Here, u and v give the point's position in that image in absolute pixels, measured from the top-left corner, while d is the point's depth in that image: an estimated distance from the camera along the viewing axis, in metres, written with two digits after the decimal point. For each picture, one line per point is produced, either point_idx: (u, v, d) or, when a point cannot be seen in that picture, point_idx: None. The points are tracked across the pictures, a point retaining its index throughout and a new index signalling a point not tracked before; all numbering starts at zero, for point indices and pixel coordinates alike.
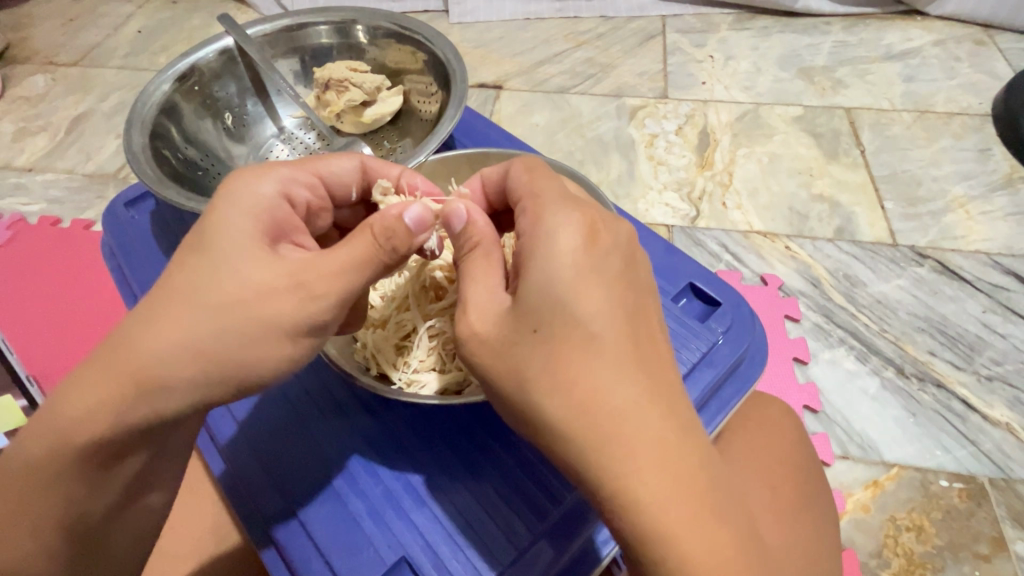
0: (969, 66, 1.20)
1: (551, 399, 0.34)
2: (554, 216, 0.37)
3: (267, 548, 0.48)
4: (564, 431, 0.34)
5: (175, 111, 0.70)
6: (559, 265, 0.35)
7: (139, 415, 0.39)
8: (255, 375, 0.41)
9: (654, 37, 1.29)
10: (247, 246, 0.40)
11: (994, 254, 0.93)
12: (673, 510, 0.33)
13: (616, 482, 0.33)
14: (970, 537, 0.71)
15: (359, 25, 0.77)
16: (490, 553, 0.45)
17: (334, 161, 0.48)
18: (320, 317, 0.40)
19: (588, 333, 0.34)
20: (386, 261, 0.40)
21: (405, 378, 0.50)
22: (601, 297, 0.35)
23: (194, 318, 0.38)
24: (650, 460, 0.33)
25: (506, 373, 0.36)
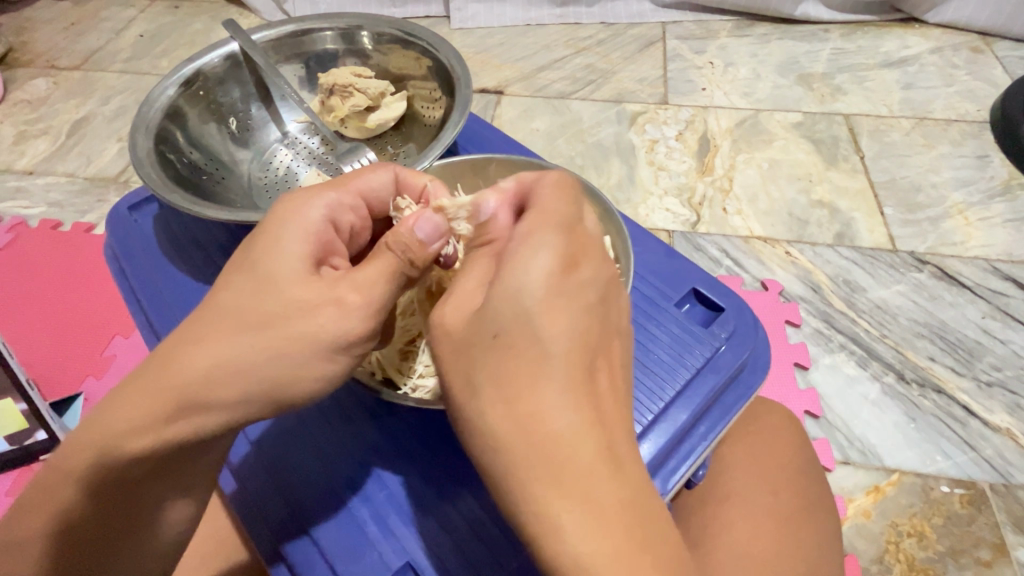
0: (966, 73, 1.21)
1: (495, 407, 0.33)
2: (531, 233, 0.36)
3: (278, 565, 0.48)
4: (502, 443, 0.32)
5: (181, 116, 0.71)
6: (529, 282, 0.34)
7: (178, 430, 0.39)
8: (295, 394, 0.40)
9: (654, 44, 1.30)
10: (291, 263, 0.40)
11: (992, 260, 0.93)
12: (592, 553, 0.29)
13: (542, 512, 0.31)
14: (971, 543, 0.71)
15: (364, 31, 0.77)
16: (495, 559, 0.46)
17: (370, 175, 0.47)
18: (357, 332, 0.40)
19: (544, 353, 0.33)
20: (406, 273, 0.41)
21: (411, 384, 0.51)
22: (563, 319, 0.33)
23: (241, 334, 0.38)
24: (579, 494, 0.30)
25: (459, 378, 0.35)
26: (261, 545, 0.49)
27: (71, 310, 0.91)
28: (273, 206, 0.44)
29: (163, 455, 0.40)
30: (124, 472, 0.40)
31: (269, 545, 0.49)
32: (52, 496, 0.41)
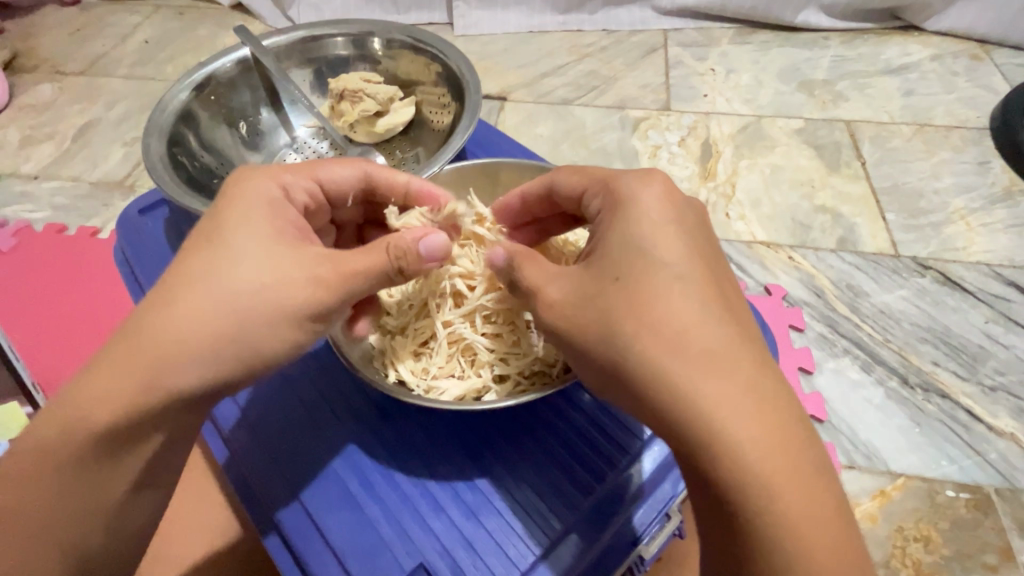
0: (966, 81, 1.22)
1: (640, 337, 0.37)
2: (623, 186, 0.43)
3: (269, 534, 0.49)
4: (655, 368, 0.36)
5: (193, 119, 0.72)
6: (641, 223, 0.41)
7: (150, 395, 0.40)
8: (267, 355, 0.42)
9: (656, 50, 1.31)
10: (265, 236, 0.43)
11: (994, 265, 0.94)
12: (746, 435, 0.35)
13: (712, 421, 0.35)
14: (977, 547, 0.71)
15: (375, 37, 0.79)
16: (510, 559, 0.45)
17: (335, 168, 0.51)
18: (330, 305, 0.43)
19: (673, 275, 0.38)
20: (391, 276, 0.44)
21: (425, 384, 0.51)
22: (681, 246, 0.40)
23: (212, 297, 0.41)
24: (741, 393, 0.35)
25: (592, 322, 0.39)
26: (256, 515, 0.50)
27: (74, 313, 0.91)
28: (224, 184, 0.46)
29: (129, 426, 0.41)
30: (98, 445, 0.40)
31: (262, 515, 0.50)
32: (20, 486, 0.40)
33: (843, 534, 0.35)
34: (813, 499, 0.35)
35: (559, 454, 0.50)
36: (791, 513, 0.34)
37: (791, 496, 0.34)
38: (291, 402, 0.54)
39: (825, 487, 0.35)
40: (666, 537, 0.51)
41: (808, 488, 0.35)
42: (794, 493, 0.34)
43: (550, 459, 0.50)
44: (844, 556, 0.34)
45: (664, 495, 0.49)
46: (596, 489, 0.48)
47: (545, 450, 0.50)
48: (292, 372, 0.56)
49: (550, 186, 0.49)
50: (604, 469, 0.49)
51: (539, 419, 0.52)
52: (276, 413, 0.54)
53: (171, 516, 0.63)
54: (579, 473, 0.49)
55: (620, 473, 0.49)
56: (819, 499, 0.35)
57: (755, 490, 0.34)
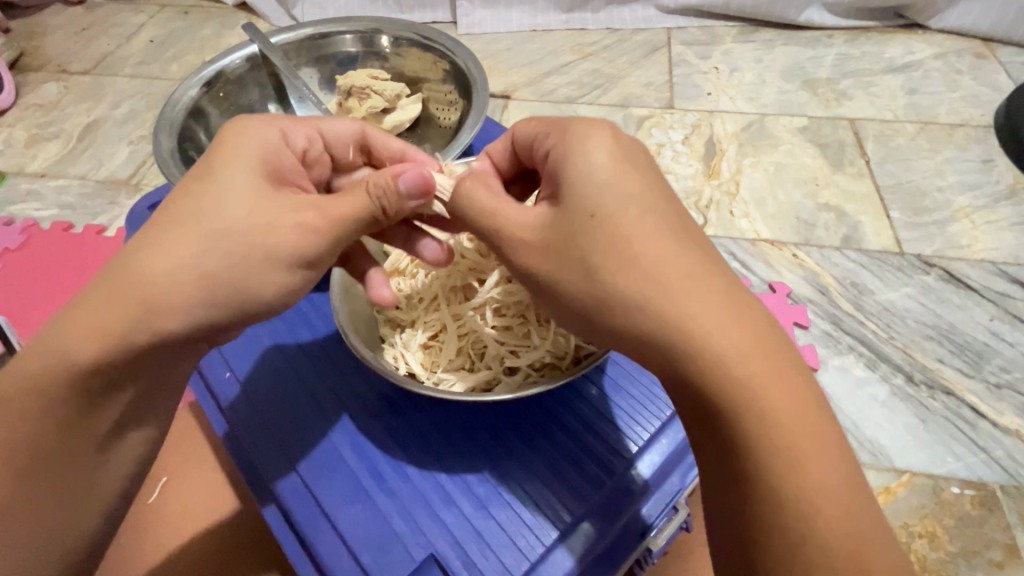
0: (970, 79, 1.21)
1: (622, 274, 0.36)
2: (578, 125, 0.42)
3: (270, 508, 0.51)
4: (637, 299, 0.36)
5: (202, 116, 0.72)
6: (598, 158, 0.40)
7: (138, 336, 0.39)
8: (256, 298, 0.42)
9: (659, 49, 1.32)
10: (255, 180, 0.43)
11: (999, 263, 0.94)
12: (731, 350, 0.34)
13: (700, 348, 0.34)
14: (983, 544, 0.70)
15: (383, 35, 0.79)
16: (520, 551, 0.46)
17: (335, 122, 0.53)
18: (319, 251, 0.43)
19: (639, 206, 0.38)
20: (375, 217, 0.44)
21: (435, 378, 0.52)
22: (641, 180, 0.39)
23: (203, 234, 0.40)
24: (722, 317, 0.35)
25: (573, 265, 0.38)
26: (258, 489, 0.52)
27: None
28: (220, 131, 0.46)
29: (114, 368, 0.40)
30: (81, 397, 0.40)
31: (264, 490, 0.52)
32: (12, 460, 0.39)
33: (833, 434, 0.34)
34: (812, 413, 0.34)
35: (570, 445, 0.50)
36: (784, 418, 0.33)
37: (790, 415, 0.34)
38: (303, 398, 0.54)
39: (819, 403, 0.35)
40: (675, 529, 0.52)
41: (805, 405, 0.34)
42: (791, 411, 0.34)
43: (560, 451, 0.50)
44: (842, 461, 0.34)
45: (671, 489, 0.50)
46: (606, 481, 0.48)
47: (555, 443, 0.51)
48: (305, 367, 0.56)
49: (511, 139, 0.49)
50: (612, 461, 0.49)
51: (548, 412, 0.52)
52: (288, 405, 0.54)
53: (179, 509, 0.64)
54: (590, 463, 0.49)
55: (628, 467, 0.49)
56: (807, 408, 0.34)
57: (756, 413, 0.34)
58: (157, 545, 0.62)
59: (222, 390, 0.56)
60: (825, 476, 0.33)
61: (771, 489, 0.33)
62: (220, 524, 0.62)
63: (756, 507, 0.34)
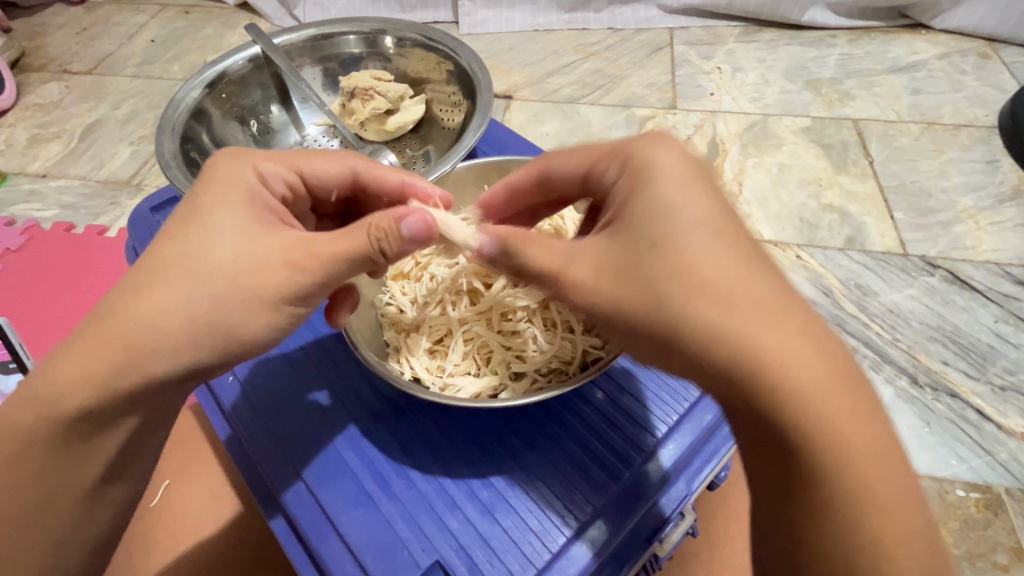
0: (975, 79, 1.21)
1: (695, 301, 0.34)
2: (641, 148, 0.41)
3: (278, 520, 0.51)
4: (706, 327, 0.33)
5: (205, 117, 0.72)
6: (666, 181, 0.38)
7: (127, 380, 0.39)
8: (241, 339, 0.41)
9: (662, 49, 1.31)
10: (241, 223, 0.42)
11: (1004, 264, 0.93)
12: (811, 386, 0.32)
13: (780, 381, 0.32)
14: (988, 547, 0.70)
15: (387, 35, 0.79)
16: (526, 556, 0.45)
17: (314, 157, 0.50)
18: (308, 290, 0.42)
19: (712, 230, 0.36)
20: (374, 260, 0.43)
21: (440, 383, 0.52)
22: (710, 204, 0.37)
23: (187, 278, 0.40)
24: (803, 351, 0.32)
25: (638, 291, 0.36)
26: (272, 514, 0.51)
27: (81, 312, 0.90)
28: (203, 169, 0.45)
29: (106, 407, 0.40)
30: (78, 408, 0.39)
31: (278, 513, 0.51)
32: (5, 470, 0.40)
33: (911, 487, 0.32)
34: (893, 459, 0.32)
35: (575, 449, 0.50)
36: (861, 459, 0.31)
37: (866, 451, 0.32)
38: (309, 404, 0.54)
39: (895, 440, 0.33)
40: (682, 534, 0.51)
41: (879, 441, 0.32)
42: (869, 445, 0.32)
43: (563, 458, 0.50)
44: (916, 509, 0.32)
45: (676, 495, 0.49)
46: (613, 486, 0.48)
47: (560, 448, 0.50)
48: (309, 373, 0.56)
49: (545, 171, 0.48)
50: (618, 467, 0.49)
51: (552, 415, 0.52)
52: (294, 412, 0.54)
53: (181, 510, 0.64)
54: (598, 468, 0.49)
55: (634, 473, 0.49)
56: (886, 453, 0.32)
57: (833, 448, 0.31)
58: (159, 547, 0.62)
59: (223, 391, 0.56)
60: (899, 523, 0.31)
61: (841, 533, 0.31)
62: (222, 526, 0.62)
63: (822, 545, 0.32)
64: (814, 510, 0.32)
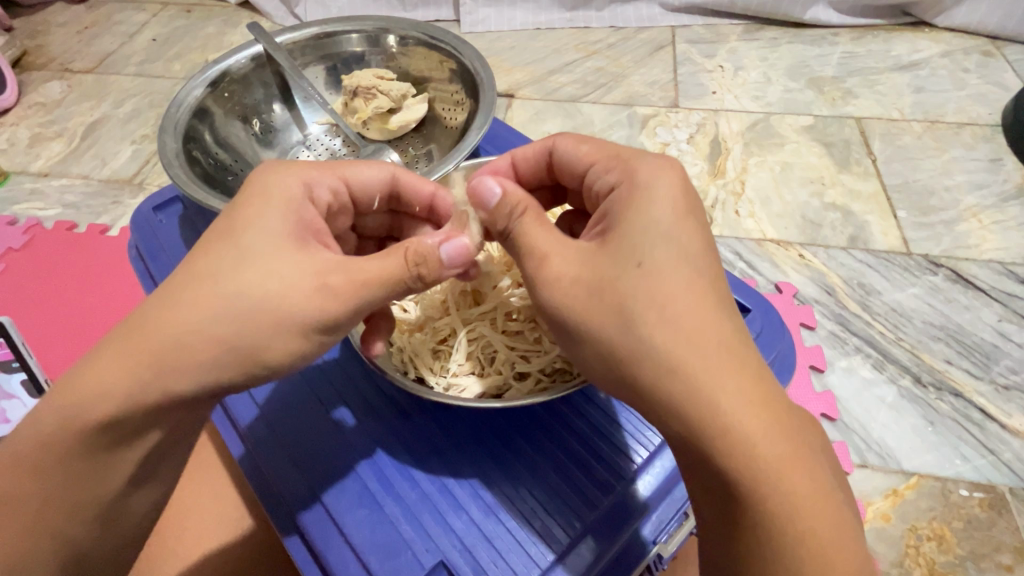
0: (978, 77, 1.21)
1: (659, 329, 0.36)
2: (643, 166, 0.42)
3: (289, 534, 0.50)
4: (668, 360, 0.35)
5: (207, 116, 0.72)
6: (662, 210, 0.39)
7: (152, 394, 0.39)
8: (268, 360, 0.41)
9: (664, 48, 1.31)
10: (279, 244, 0.41)
11: (1008, 263, 0.93)
12: (757, 432, 0.34)
13: (727, 422, 0.34)
14: (992, 547, 0.70)
15: (389, 34, 0.78)
16: (530, 557, 0.45)
17: (360, 167, 0.50)
18: (339, 316, 0.41)
19: (695, 269, 0.38)
20: (410, 284, 0.43)
21: (443, 382, 0.52)
22: (698, 241, 0.39)
23: (222, 297, 0.39)
24: (755, 398, 0.35)
25: (609, 313, 0.37)
26: (272, 512, 0.51)
27: (86, 311, 0.90)
28: (245, 180, 0.45)
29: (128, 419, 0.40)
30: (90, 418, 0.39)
31: (279, 511, 0.50)
32: (11, 463, 0.40)
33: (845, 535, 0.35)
34: (829, 511, 0.35)
35: (581, 449, 0.50)
36: (800, 506, 0.34)
37: (804, 500, 0.34)
38: (312, 402, 0.54)
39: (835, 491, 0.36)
40: (685, 533, 0.51)
41: (817, 491, 0.35)
42: (810, 495, 0.34)
43: (566, 458, 0.50)
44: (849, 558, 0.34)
45: (680, 496, 0.49)
46: (616, 486, 0.48)
47: (564, 449, 0.50)
48: (312, 373, 0.56)
49: (552, 150, 0.49)
50: (623, 467, 0.49)
51: (557, 415, 0.52)
52: (295, 410, 0.54)
53: (183, 510, 0.63)
54: (602, 468, 0.49)
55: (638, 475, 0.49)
56: (823, 502, 0.35)
57: (770, 493, 0.34)
58: (165, 547, 0.62)
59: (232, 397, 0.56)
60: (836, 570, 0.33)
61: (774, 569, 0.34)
62: (227, 525, 0.63)
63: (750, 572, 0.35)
64: (749, 547, 0.35)
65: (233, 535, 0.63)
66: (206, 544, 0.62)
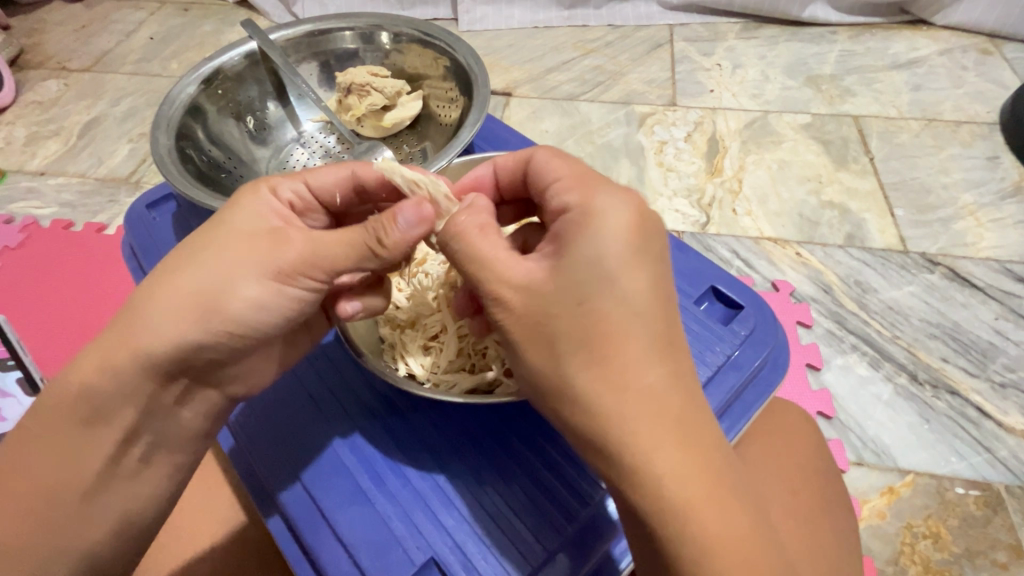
0: (976, 75, 1.20)
1: (585, 371, 0.36)
2: (600, 198, 0.38)
3: (278, 526, 0.50)
4: (589, 401, 0.36)
5: (200, 113, 0.72)
6: (609, 244, 0.36)
7: (127, 355, 0.41)
8: (232, 312, 0.42)
9: (662, 46, 1.31)
10: (244, 212, 0.44)
11: (1004, 261, 0.93)
12: (668, 477, 0.35)
13: (639, 464, 0.35)
14: (987, 545, 0.70)
15: (383, 31, 0.78)
16: (520, 553, 0.46)
17: (321, 171, 0.48)
18: (293, 263, 0.42)
19: (632, 310, 0.36)
20: (369, 248, 0.42)
21: (434, 379, 0.52)
22: (643, 279, 0.36)
23: (188, 260, 0.42)
24: (670, 443, 0.35)
25: (542, 343, 0.37)
26: (264, 508, 0.51)
27: (82, 310, 0.90)
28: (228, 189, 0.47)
29: (106, 386, 0.42)
30: (81, 408, 0.42)
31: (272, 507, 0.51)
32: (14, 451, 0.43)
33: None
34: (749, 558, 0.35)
35: (571, 445, 0.50)
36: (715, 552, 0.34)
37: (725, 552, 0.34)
38: (302, 396, 0.54)
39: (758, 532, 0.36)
40: None
41: (738, 537, 0.35)
42: (730, 533, 0.35)
43: (541, 460, 0.50)
44: None
45: None
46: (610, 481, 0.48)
47: (555, 446, 0.50)
48: (304, 369, 0.55)
49: (528, 161, 0.45)
50: None
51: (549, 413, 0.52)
52: (285, 403, 0.54)
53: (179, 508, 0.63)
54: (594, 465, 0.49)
55: None
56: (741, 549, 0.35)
57: (685, 538, 0.34)
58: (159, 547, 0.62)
59: None
60: None
61: None
62: (221, 524, 0.63)
63: None
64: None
65: (230, 532, 0.63)
66: (201, 543, 0.62)
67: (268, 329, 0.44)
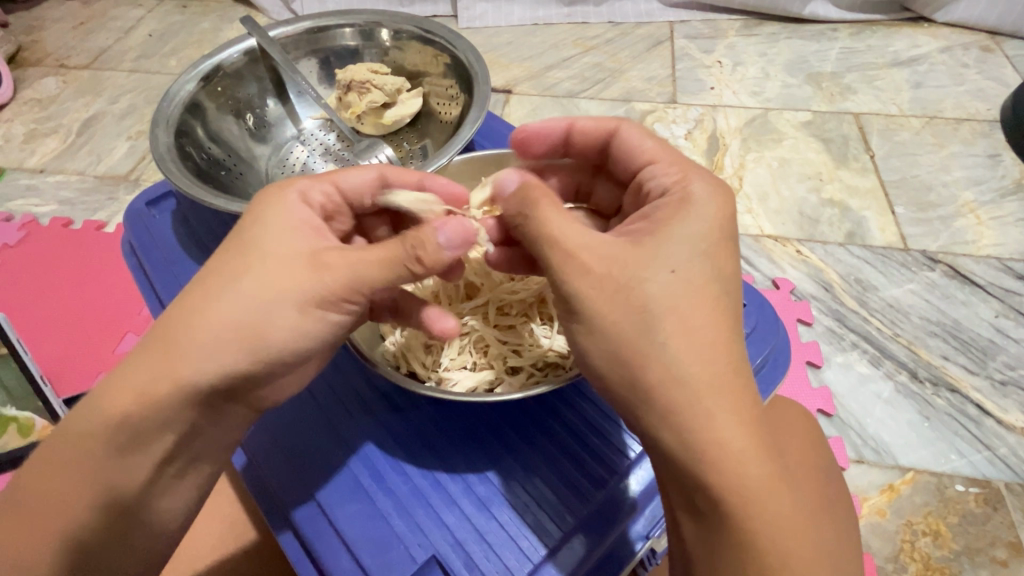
0: (977, 73, 1.20)
1: (675, 338, 0.36)
2: (695, 185, 0.42)
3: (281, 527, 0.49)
4: (681, 373, 0.36)
5: (199, 111, 0.72)
6: (703, 225, 0.39)
7: (164, 388, 0.40)
8: (272, 339, 0.41)
9: (662, 43, 1.30)
10: (280, 234, 0.42)
11: (1005, 260, 0.93)
12: (740, 451, 0.35)
13: (715, 442, 0.35)
14: (987, 542, 0.70)
15: (382, 28, 0.78)
16: (522, 552, 0.45)
17: (352, 172, 0.50)
18: (333, 291, 0.41)
19: (717, 289, 0.38)
20: (409, 268, 0.41)
21: (436, 376, 0.52)
22: (731, 264, 0.39)
23: (227, 291, 0.40)
24: (740, 425, 0.36)
25: (632, 305, 0.37)
26: (264, 508, 0.50)
27: (82, 309, 0.90)
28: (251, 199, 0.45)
29: (148, 417, 0.40)
30: (115, 438, 0.40)
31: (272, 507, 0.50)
32: (37, 473, 0.41)
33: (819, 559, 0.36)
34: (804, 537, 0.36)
35: (570, 441, 0.50)
36: (773, 530, 0.35)
37: (785, 533, 0.36)
38: (302, 395, 0.54)
39: (808, 519, 0.37)
40: None
41: (793, 519, 0.36)
42: (789, 515, 0.36)
43: (554, 454, 0.50)
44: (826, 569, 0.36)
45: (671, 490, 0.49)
46: (610, 480, 0.48)
47: (557, 442, 0.50)
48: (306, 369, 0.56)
49: (616, 131, 0.49)
50: (613, 461, 0.49)
51: (549, 410, 0.52)
52: (285, 404, 0.54)
53: None
54: (595, 463, 0.49)
55: (621, 480, 0.48)
56: (798, 529, 0.36)
57: (756, 518, 0.35)
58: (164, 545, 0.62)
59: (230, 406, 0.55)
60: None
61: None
62: (225, 523, 0.63)
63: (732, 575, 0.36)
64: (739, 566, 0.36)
65: (233, 531, 0.63)
66: (206, 542, 0.62)
67: (310, 354, 0.43)
